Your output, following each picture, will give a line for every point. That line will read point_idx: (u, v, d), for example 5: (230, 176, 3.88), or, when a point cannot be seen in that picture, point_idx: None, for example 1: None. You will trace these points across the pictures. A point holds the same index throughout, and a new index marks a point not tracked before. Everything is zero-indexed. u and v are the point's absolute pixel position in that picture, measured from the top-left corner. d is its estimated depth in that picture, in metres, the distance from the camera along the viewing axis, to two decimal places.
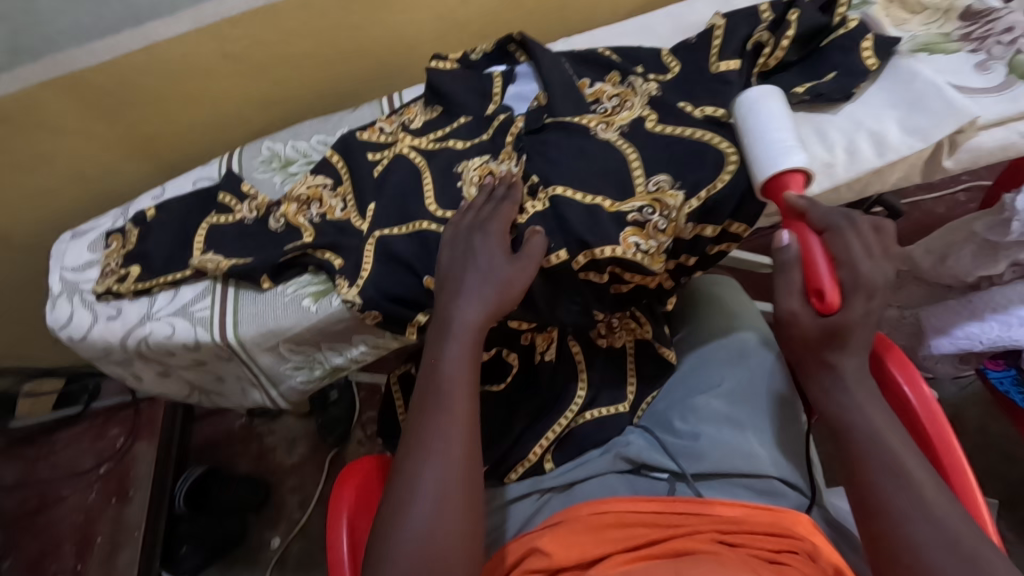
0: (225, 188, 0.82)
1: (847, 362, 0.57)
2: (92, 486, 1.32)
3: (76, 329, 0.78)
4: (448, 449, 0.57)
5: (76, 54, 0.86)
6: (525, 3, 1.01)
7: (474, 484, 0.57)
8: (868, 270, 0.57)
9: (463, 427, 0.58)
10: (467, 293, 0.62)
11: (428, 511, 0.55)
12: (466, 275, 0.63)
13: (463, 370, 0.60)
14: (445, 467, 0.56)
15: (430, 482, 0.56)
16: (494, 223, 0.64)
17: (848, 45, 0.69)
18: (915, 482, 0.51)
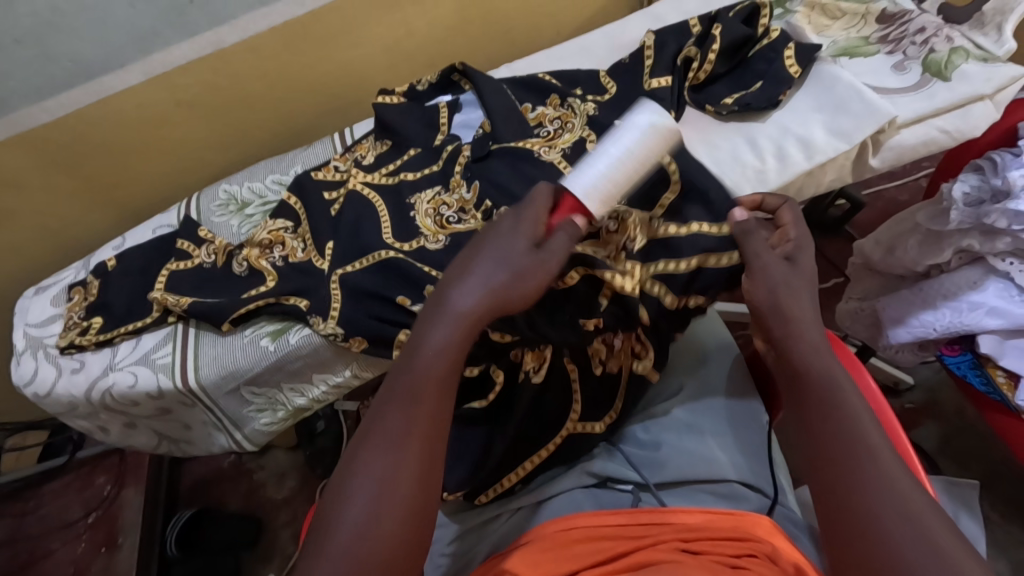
0: (182, 235, 0.83)
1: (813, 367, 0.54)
2: (81, 537, 1.31)
3: (41, 385, 0.78)
4: (408, 445, 0.48)
5: (30, 113, 0.87)
6: (471, 30, 1.05)
7: (427, 498, 0.48)
8: (776, 267, 0.57)
9: (428, 427, 0.49)
10: (482, 263, 0.53)
11: (369, 504, 0.46)
12: (480, 259, 0.53)
13: (448, 354, 0.51)
14: (399, 463, 0.48)
15: (377, 478, 0.47)
16: (533, 206, 0.55)
17: (771, 55, 0.71)
18: (897, 479, 0.48)
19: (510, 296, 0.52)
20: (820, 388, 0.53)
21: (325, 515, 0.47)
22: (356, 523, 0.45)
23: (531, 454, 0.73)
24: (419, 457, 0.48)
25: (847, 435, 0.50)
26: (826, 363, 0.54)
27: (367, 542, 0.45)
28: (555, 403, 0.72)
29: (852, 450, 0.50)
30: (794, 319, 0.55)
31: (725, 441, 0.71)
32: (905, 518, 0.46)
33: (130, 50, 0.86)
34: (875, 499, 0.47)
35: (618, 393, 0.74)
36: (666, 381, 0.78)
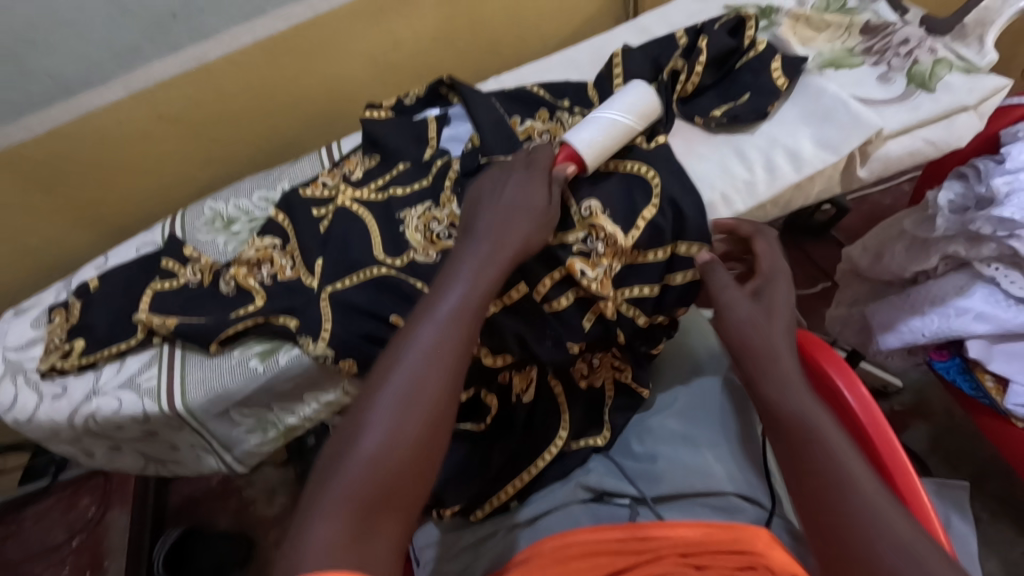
0: (167, 254, 0.81)
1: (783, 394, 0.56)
2: (64, 562, 1.27)
3: (21, 411, 0.76)
4: (420, 386, 0.52)
5: (9, 131, 0.86)
6: (457, 42, 1.05)
7: (435, 442, 0.51)
8: (734, 295, 0.60)
9: (438, 377, 0.52)
10: (487, 224, 0.61)
11: (378, 439, 0.49)
12: (483, 211, 0.62)
13: (465, 310, 0.55)
14: (409, 399, 0.51)
15: (392, 412, 0.50)
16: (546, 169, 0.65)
17: (758, 68, 0.71)
18: (874, 505, 0.48)
19: (525, 230, 0.60)
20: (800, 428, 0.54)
21: (340, 446, 0.50)
22: (367, 455, 0.48)
23: (523, 471, 0.72)
24: (429, 402, 0.51)
25: (823, 466, 0.51)
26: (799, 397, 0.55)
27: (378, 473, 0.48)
28: (546, 420, 0.73)
29: (828, 483, 0.51)
30: (768, 358, 0.58)
31: (721, 452, 0.71)
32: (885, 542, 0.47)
33: (111, 66, 0.84)
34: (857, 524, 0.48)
35: (605, 411, 0.76)
36: (660, 395, 0.78)
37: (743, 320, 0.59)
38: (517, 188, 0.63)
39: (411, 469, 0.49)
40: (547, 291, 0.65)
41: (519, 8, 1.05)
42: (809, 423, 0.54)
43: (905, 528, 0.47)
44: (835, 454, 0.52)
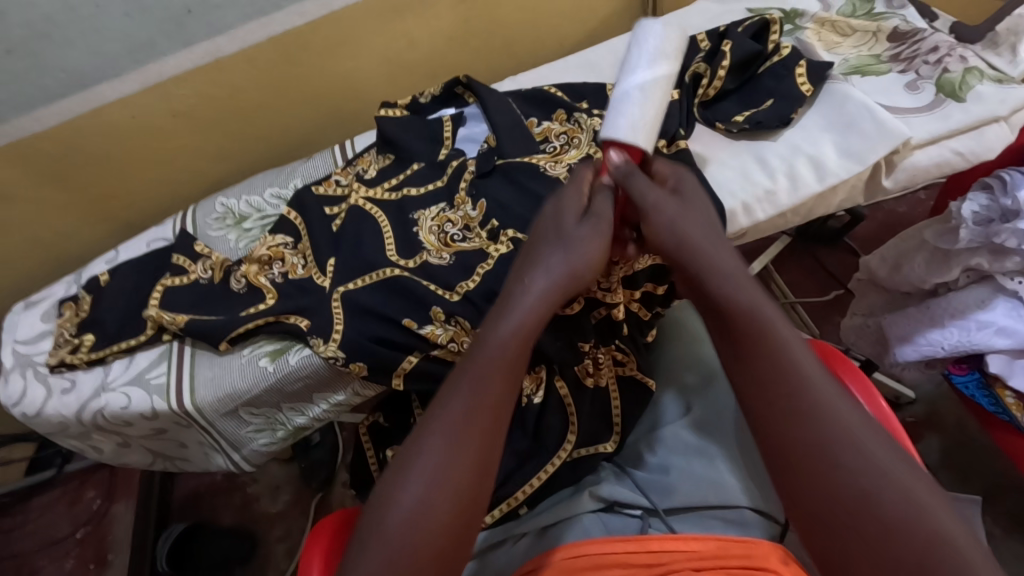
0: (178, 250, 0.81)
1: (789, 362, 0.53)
2: (69, 553, 1.30)
3: (30, 405, 0.76)
4: (459, 447, 0.52)
5: (22, 123, 0.85)
6: (473, 41, 1.04)
7: (473, 501, 0.51)
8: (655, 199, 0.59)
9: (478, 435, 0.52)
10: (548, 261, 0.57)
11: (421, 486, 0.50)
12: (549, 251, 0.57)
13: (509, 350, 0.54)
14: (444, 462, 0.51)
15: (428, 471, 0.50)
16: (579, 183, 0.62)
17: (782, 73, 0.70)
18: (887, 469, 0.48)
19: (578, 266, 0.57)
20: (769, 380, 0.53)
21: (378, 505, 0.51)
22: (406, 510, 0.49)
23: (531, 476, 0.71)
24: (468, 461, 0.51)
25: (805, 414, 0.50)
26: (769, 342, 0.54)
27: (416, 532, 0.49)
28: (556, 424, 0.73)
29: (803, 439, 0.50)
30: (723, 289, 0.56)
31: (735, 464, 0.70)
32: (862, 491, 0.47)
33: (124, 59, 0.84)
34: (833, 474, 0.48)
35: (614, 412, 0.75)
36: (670, 402, 0.77)
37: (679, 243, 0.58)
38: (573, 221, 0.59)
39: (459, 515, 0.50)
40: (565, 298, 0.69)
41: (537, 8, 1.04)
42: (784, 375, 0.53)
43: (879, 470, 0.48)
44: (810, 405, 0.51)
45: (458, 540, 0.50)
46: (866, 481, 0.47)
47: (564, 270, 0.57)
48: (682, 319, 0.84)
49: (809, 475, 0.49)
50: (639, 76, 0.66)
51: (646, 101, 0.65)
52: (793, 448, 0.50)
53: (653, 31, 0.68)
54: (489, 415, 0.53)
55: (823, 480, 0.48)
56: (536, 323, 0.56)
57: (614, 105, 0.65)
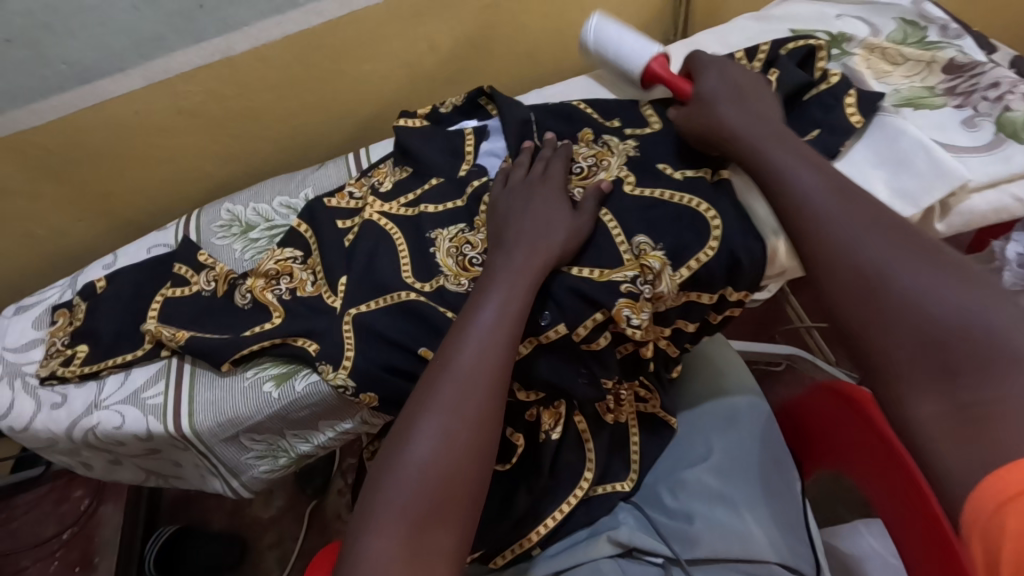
0: (180, 259, 0.76)
1: (821, 212, 0.53)
2: (54, 554, 1.26)
3: (17, 419, 0.72)
4: (468, 391, 0.54)
5: (19, 116, 0.81)
6: (497, 47, 1.00)
7: (489, 438, 0.54)
8: (713, 87, 0.65)
9: (489, 378, 0.55)
10: (523, 247, 0.61)
11: (431, 448, 0.52)
12: (522, 228, 0.63)
13: (509, 317, 0.57)
14: (461, 407, 0.53)
15: (444, 412, 0.53)
16: (553, 175, 0.67)
17: (831, 102, 0.65)
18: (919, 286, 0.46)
19: (555, 250, 0.61)
20: (805, 209, 0.54)
21: (393, 444, 0.53)
22: (421, 459, 0.51)
23: (549, 515, 0.67)
24: (480, 406, 0.53)
25: (836, 256, 0.51)
26: (810, 176, 0.55)
27: (427, 476, 0.51)
28: (572, 464, 0.69)
29: (835, 252, 0.51)
30: (766, 146, 0.59)
31: (760, 512, 0.66)
32: (895, 293, 0.47)
33: (130, 54, 0.79)
34: (868, 280, 0.48)
35: (632, 452, 0.72)
36: (692, 441, 0.73)
37: (723, 114, 0.63)
38: (556, 212, 0.64)
39: (466, 462, 0.52)
40: (589, 332, 0.63)
41: (565, 15, 1.00)
42: (828, 204, 0.53)
43: (930, 272, 0.47)
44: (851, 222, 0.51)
45: (479, 465, 0.52)
46: (906, 284, 0.47)
47: (544, 259, 0.61)
48: (707, 353, 0.81)
49: (840, 286, 0.50)
50: (612, 39, 0.74)
51: (636, 38, 0.73)
52: (826, 265, 0.51)
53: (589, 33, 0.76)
54: (501, 350, 0.56)
55: (855, 288, 0.49)
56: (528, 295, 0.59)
57: (624, 66, 0.73)
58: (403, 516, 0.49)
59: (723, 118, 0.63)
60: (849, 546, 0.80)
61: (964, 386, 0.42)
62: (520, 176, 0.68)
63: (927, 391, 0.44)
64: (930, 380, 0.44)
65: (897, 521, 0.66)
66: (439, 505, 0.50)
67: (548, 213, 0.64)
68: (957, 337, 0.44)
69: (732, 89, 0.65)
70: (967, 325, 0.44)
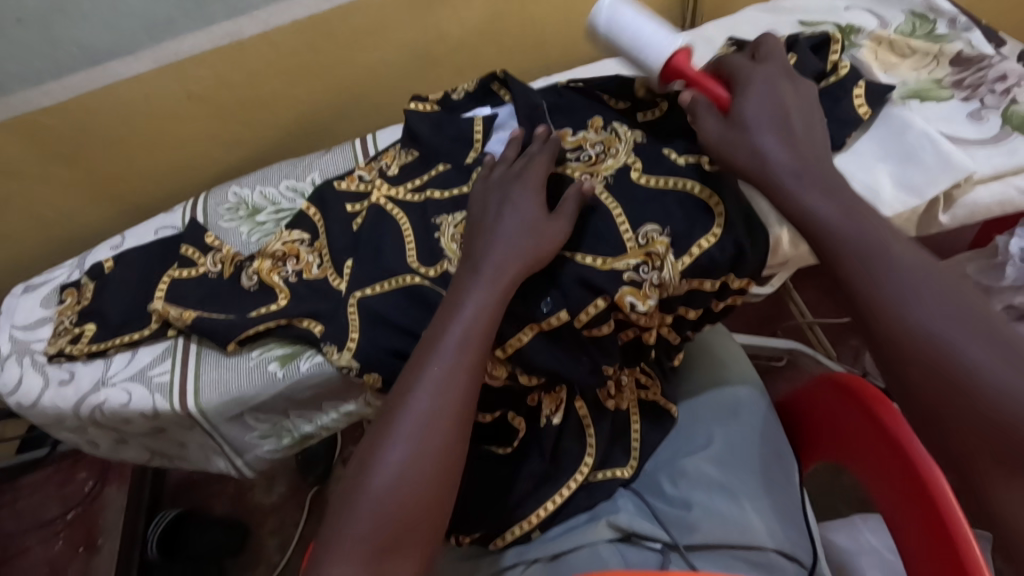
0: (188, 241, 0.77)
1: (864, 259, 0.52)
2: (58, 535, 1.27)
3: (25, 395, 0.72)
4: (433, 413, 0.55)
5: (29, 96, 0.81)
6: (505, 37, 1.00)
7: (450, 471, 0.55)
8: (748, 71, 0.62)
9: (448, 414, 0.55)
10: (498, 251, 0.61)
11: (394, 471, 0.53)
12: (500, 229, 0.62)
13: (477, 328, 0.57)
14: (424, 430, 0.55)
15: (406, 447, 0.54)
16: (533, 172, 0.66)
17: (839, 94, 0.65)
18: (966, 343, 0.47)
19: (532, 253, 0.61)
20: (859, 277, 0.51)
21: (355, 476, 0.55)
22: (384, 484, 0.53)
23: (548, 499, 0.68)
24: (438, 442, 0.55)
25: (885, 311, 0.50)
26: (868, 239, 0.52)
27: (389, 505, 0.52)
28: (572, 450, 0.69)
29: (903, 324, 0.49)
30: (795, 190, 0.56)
31: (759, 502, 0.67)
32: (964, 372, 0.46)
33: (140, 36, 0.80)
34: (936, 362, 0.47)
35: (633, 440, 0.72)
36: (693, 430, 0.73)
37: (761, 146, 0.58)
38: (534, 213, 0.63)
39: (427, 488, 0.53)
40: (593, 320, 0.63)
41: (574, 6, 1.00)
42: (866, 240, 0.53)
43: (995, 348, 0.46)
44: (911, 291, 0.49)
45: (438, 499, 0.54)
46: (976, 366, 0.46)
47: (518, 266, 0.60)
48: (709, 343, 0.81)
49: (909, 366, 0.48)
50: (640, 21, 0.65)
51: (656, 25, 0.65)
52: (894, 343, 0.49)
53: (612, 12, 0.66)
54: (464, 385, 0.56)
55: (928, 368, 0.48)
56: (498, 303, 0.59)
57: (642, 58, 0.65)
58: (361, 548, 0.51)
59: (755, 149, 0.58)
60: (845, 541, 0.79)
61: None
62: (506, 168, 0.68)
63: (1005, 480, 0.45)
64: (1004, 467, 0.45)
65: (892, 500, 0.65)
66: (400, 535, 0.52)
67: (524, 210, 0.63)
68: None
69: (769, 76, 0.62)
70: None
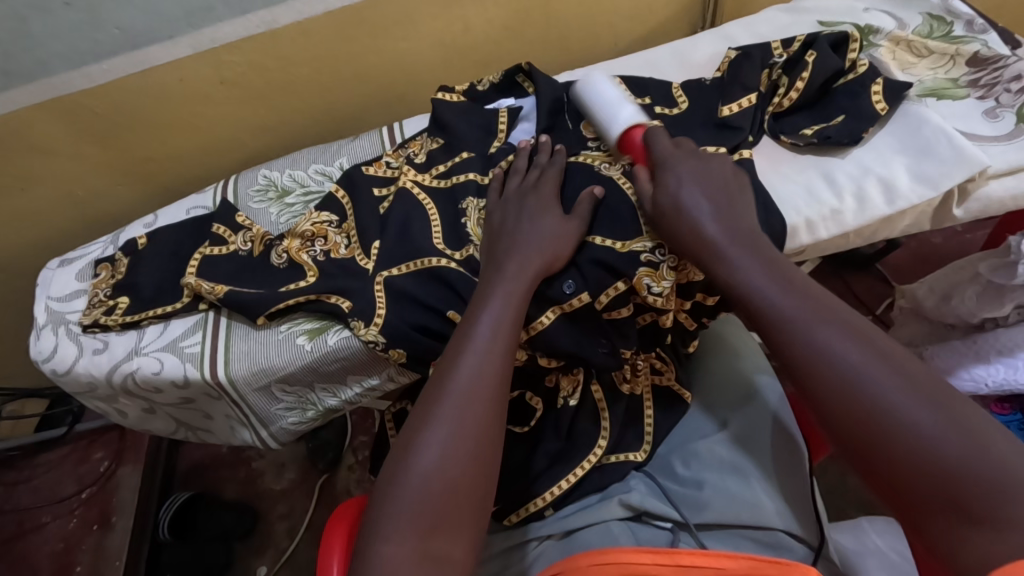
0: (220, 220, 0.79)
1: (789, 306, 0.54)
2: (73, 512, 1.29)
3: (60, 363, 0.75)
4: (471, 398, 0.55)
5: (71, 78, 0.84)
6: (528, 33, 1.03)
7: (492, 447, 0.54)
8: (676, 168, 0.63)
9: (488, 392, 0.55)
10: (527, 246, 0.63)
11: (436, 458, 0.52)
12: (520, 232, 0.65)
13: (511, 310, 0.59)
14: (462, 414, 0.54)
15: (449, 428, 0.53)
16: (546, 182, 0.69)
17: (857, 90, 0.68)
18: (891, 384, 0.49)
19: (553, 252, 0.63)
20: (800, 347, 0.53)
21: (397, 457, 0.53)
22: (426, 468, 0.52)
23: (563, 478, 0.69)
24: (479, 418, 0.54)
25: (818, 364, 0.51)
26: (808, 316, 0.53)
27: (432, 493, 0.51)
28: (586, 430, 0.72)
29: (838, 389, 0.50)
30: (731, 261, 0.57)
31: (769, 485, 0.68)
32: (893, 426, 0.48)
33: (180, 23, 0.82)
34: (873, 423, 0.48)
35: (647, 425, 0.74)
36: (707, 416, 0.75)
37: (691, 212, 0.60)
38: (553, 219, 0.65)
39: (469, 477, 0.52)
40: (613, 302, 0.65)
41: (596, 4, 1.03)
42: (782, 297, 0.55)
43: (928, 406, 0.48)
44: (844, 353, 0.51)
45: (484, 474, 0.53)
46: (908, 421, 0.47)
47: (539, 263, 0.62)
48: (721, 332, 0.82)
49: (842, 422, 0.50)
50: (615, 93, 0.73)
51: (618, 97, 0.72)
52: (834, 407, 0.50)
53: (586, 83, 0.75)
54: (500, 367, 0.57)
55: (862, 422, 0.49)
56: (528, 288, 0.61)
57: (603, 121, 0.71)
58: (411, 522, 0.50)
59: (697, 228, 0.59)
60: (851, 541, 0.79)
61: (982, 526, 0.43)
62: (519, 181, 0.70)
63: (941, 527, 0.45)
64: (941, 510, 0.45)
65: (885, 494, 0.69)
66: (444, 515, 0.51)
67: (540, 219, 0.65)
68: (971, 480, 0.45)
69: (681, 175, 0.62)
70: (956, 464, 0.45)
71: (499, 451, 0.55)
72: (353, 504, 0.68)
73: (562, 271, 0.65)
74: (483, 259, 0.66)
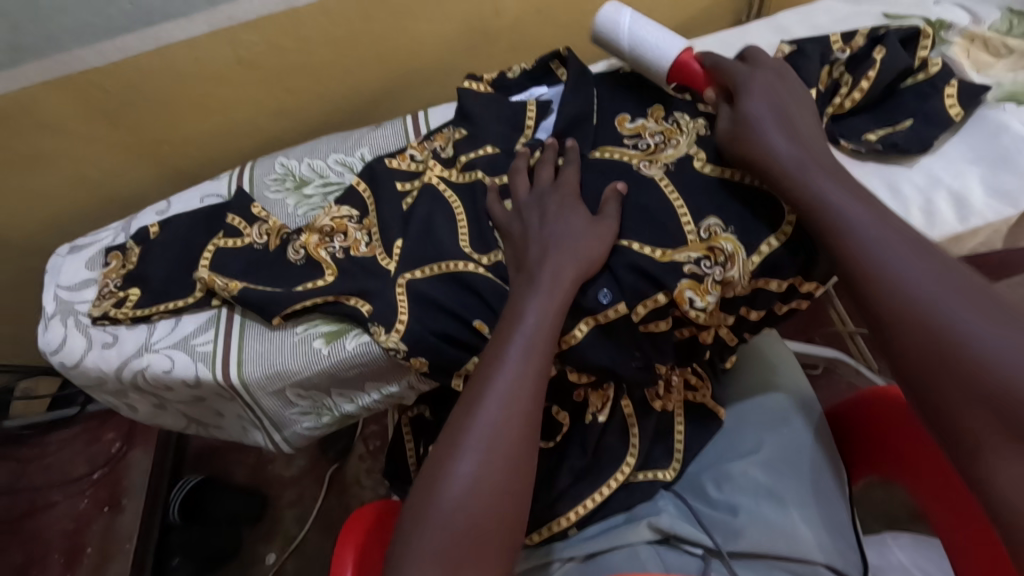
0: (235, 210, 0.76)
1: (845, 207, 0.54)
2: (84, 493, 1.27)
3: (69, 355, 0.72)
4: (503, 425, 0.51)
5: (82, 54, 0.80)
6: (561, 19, 0.98)
7: (523, 476, 0.51)
8: (761, 97, 0.61)
9: (519, 419, 0.52)
10: (560, 256, 0.58)
11: (465, 490, 0.49)
12: (549, 239, 0.60)
13: (545, 328, 0.55)
14: (492, 443, 0.50)
15: (477, 457, 0.50)
16: (570, 185, 0.64)
17: (928, 92, 0.64)
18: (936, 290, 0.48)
19: (587, 261, 0.58)
20: (851, 246, 0.52)
21: (423, 489, 0.50)
22: (455, 501, 0.49)
23: (587, 496, 0.66)
24: (511, 446, 0.51)
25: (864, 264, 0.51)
26: (870, 228, 0.52)
27: (461, 529, 0.48)
28: (614, 445, 0.67)
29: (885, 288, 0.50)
30: (808, 176, 0.55)
31: (809, 514, 0.64)
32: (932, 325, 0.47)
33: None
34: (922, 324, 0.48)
35: (677, 441, 0.70)
36: (742, 436, 0.70)
37: (764, 127, 0.59)
38: (583, 223, 0.60)
39: (500, 510, 0.49)
40: (651, 315, 0.60)
41: None
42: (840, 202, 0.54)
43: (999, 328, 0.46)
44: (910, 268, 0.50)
45: (514, 506, 0.50)
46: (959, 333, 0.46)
47: (575, 274, 0.57)
48: (756, 346, 0.79)
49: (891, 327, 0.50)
50: (631, 29, 0.72)
51: (663, 34, 0.71)
52: (894, 320, 0.49)
53: (604, 16, 0.74)
54: (533, 391, 0.53)
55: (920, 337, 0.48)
56: (564, 302, 0.56)
57: (641, 58, 0.71)
58: (437, 560, 0.47)
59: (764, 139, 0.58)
60: (878, 559, 0.74)
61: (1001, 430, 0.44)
62: (548, 181, 0.65)
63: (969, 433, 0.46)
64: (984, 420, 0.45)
65: (930, 497, 0.64)
66: (474, 552, 0.48)
67: (574, 228, 0.60)
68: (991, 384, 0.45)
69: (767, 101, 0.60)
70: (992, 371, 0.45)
71: (531, 480, 0.52)
72: (370, 510, 0.65)
73: (595, 280, 0.60)
74: (513, 269, 0.61)
